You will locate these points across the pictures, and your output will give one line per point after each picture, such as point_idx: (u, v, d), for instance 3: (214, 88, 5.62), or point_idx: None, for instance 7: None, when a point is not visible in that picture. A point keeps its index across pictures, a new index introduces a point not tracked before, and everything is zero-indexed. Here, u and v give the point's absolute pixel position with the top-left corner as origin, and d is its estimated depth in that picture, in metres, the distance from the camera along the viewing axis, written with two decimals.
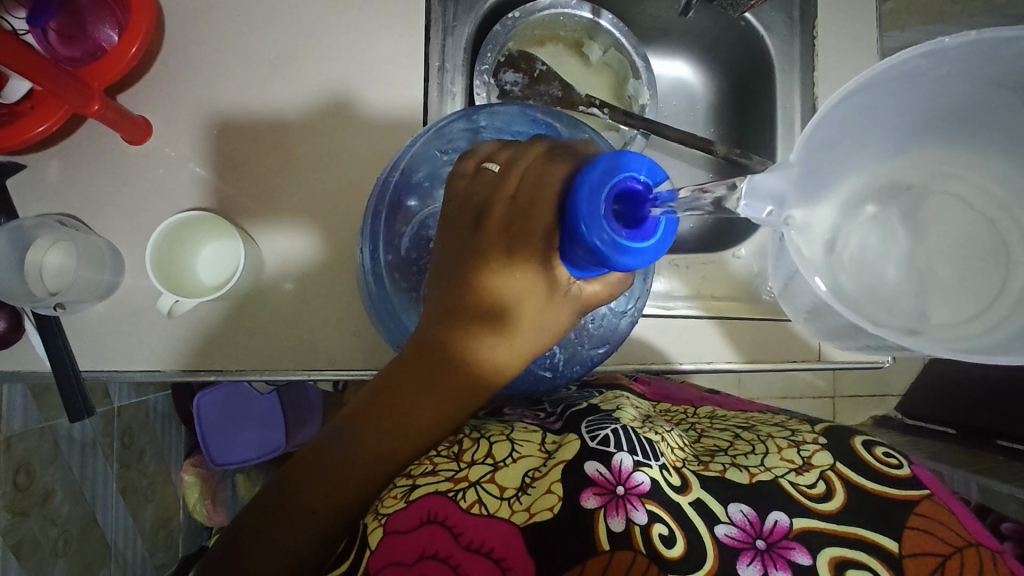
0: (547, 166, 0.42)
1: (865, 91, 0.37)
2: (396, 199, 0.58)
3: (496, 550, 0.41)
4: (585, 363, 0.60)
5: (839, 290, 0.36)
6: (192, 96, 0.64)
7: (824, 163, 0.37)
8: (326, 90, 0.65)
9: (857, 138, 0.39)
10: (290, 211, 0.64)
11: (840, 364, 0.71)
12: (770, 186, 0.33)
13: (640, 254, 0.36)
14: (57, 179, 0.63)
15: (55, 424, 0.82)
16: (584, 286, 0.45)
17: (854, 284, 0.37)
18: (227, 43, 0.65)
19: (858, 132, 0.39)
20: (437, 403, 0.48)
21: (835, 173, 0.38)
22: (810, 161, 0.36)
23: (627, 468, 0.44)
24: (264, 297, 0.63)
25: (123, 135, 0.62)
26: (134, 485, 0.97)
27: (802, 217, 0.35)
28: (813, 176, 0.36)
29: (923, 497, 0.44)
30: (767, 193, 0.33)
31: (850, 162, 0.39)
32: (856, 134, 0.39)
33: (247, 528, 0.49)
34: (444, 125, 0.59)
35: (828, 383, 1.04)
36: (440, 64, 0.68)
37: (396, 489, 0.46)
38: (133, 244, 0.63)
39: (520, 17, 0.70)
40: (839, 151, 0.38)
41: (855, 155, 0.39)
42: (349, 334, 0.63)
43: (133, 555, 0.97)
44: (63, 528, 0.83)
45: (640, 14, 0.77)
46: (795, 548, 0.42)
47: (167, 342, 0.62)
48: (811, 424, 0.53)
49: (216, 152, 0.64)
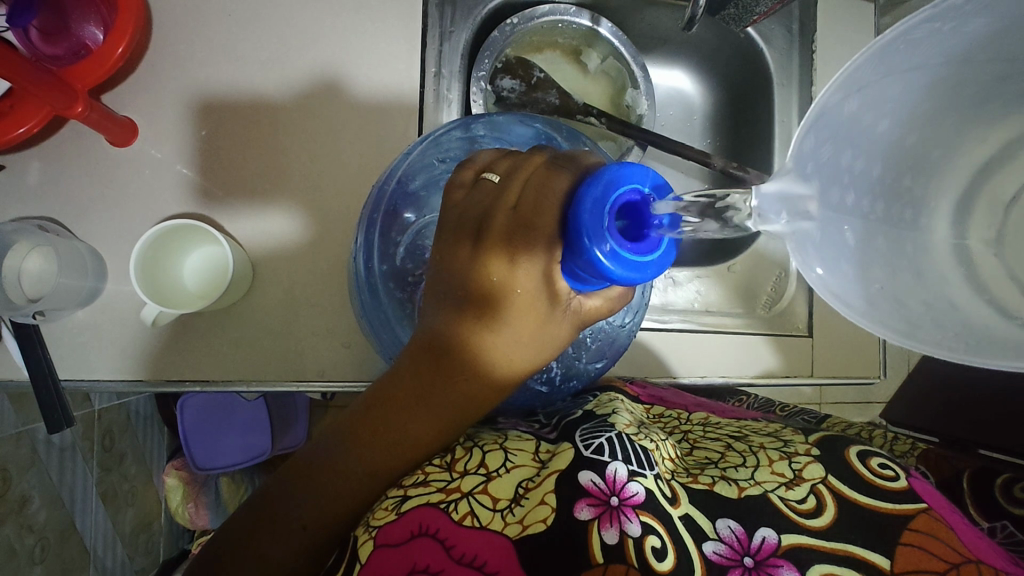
0: (547, 179, 0.41)
1: (873, 76, 0.31)
2: (391, 209, 0.57)
3: (489, 563, 0.40)
4: (582, 377, 0.60)
5: (953, 310, 0.30)
6: (180, 97, 0.63)
7: (859, 157, 0.32)
8: (319, 92, 0.64)
9: (897, 121, 0.32)
10: (280, 217, 0.63)
11: (827, 378, 0.72)
12: (795, 191, 0.31)
13: (643, 269, 0.35)
14: (37, 181, 0.61)
15: (33, 430, 0.80)
16: (583, 302, 0.44)
17: (983, 299, 0.29)
18: (216, 43, 0.63)
19: (897, 119, 0.32)
20: (430, 420, 0.47)
21: (886, 165, 0.32)
22: (829, 159, 0.32)
23: (622, 478, 0.43)
24: (252, 304, 0.62)
25: (106, 137, 0.60)
26: (114, 489, 0.94)
27: (847, 226, 0.32)
28: (854, 180, 0.32)
29: (919, 510, 0.43)
30: (779, 199, 0.31)
31: (898, 150, 0.32)
32: (904, 120, 0.32)
33: (231, 542, 0.48)
34: (440, 134, 0.58)
35: (814, 391, 1.06)
36: (436, 69, 0.66)
37: (387, 500, 0.45)
38: (117, 249, 0.61)
39: (518, 24, 0.69)
40: (874, 147, 0.32)
41: (922, 145, 0.32)
42: (340, 343, 0.62)
43: (112, 560, 0.95)
44: (40, 535, 0.81)
45: (639, 23, 0.76)
46: (784, 566, 0.42)
47: (151, 351, 0.60)
48: (805, 434, 0.52)
49: (203, 153, 0.62)
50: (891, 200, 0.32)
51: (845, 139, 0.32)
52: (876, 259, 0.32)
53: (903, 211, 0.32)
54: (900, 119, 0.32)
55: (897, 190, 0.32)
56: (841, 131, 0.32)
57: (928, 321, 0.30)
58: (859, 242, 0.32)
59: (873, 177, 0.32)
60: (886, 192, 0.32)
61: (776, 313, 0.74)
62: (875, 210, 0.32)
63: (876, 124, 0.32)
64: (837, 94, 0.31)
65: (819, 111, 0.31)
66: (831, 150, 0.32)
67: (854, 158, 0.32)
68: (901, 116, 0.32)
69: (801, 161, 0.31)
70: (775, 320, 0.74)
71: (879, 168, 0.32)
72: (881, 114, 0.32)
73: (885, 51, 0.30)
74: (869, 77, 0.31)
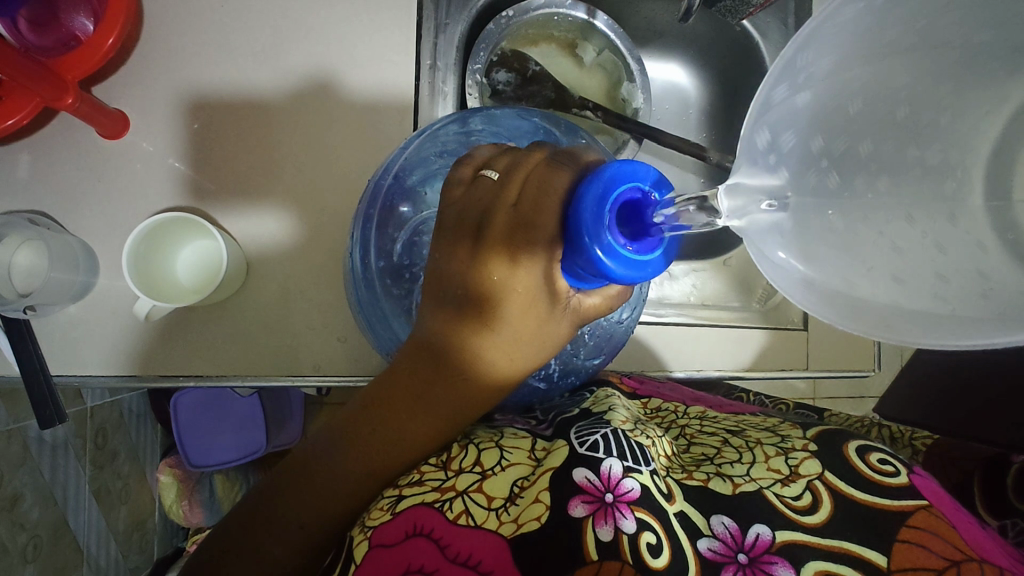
0: (549, 174, 0.41)
1: (817, 63, 0.32)
2: (388, 204, 0.56)
3: (484, 562, 0.40)
4: (580, 374, 0.60)
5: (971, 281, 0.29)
6: (172, 89, 0.62)
7: (844, 135, 0.33)
8: (311, 85, 0.63)
9: (877, 92, 0.32)
10: (273, 212, 0.62)
11: (822, 372, 0.73)
12: (750, 185, 0.31)
13: (643, 267, 0.35)
14: (27, 174, 0.60)
15: (24, 427, 0.79)
16: (582, 300, 0.44)
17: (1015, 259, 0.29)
18: (208, 34, 0.62)
19: (876, 97, 0.32)
20: (429, 421, 0.47)
21: (880, 136, 0.32)
22: (791, 147, 0.32)
23: (616, 474, 0.43)
24: (245, 299, 0.61)
25: (97, 129, 0.59)
26: (107, 486, 0.94)
27: (831, 209, 0.32)
28: (834, 162, 0.33)
29: (918, 507, 0.43)
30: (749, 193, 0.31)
31: (890, 124, 0.32)
32: (884, 99, 0.32)
33: (228, 539, 0.48)
34: (437, 129, 0.58)
35: (807, 386, 1.09)
36: (431, 62, 0.66)
37: (383, 500, 0.45)
38: (108, 244, 0.60)
39: (513, 16, 0.68)
40: (856, 124, 0.32)
41: (916, 115, 0.32)
42: (335, 338, 0.62)
43: (106, 558, 0.94)
44: (33, 533, 0.80)
45: (635, 16, 0.77)
46: (778, 563, 0.41)
47: (144, 346, 0.60)
48: (803, 429, 0.52)
49: (194, 147, 0.62)
50: (896, 175, 0.32)
51: (809, 128, 0.32)
52: (872, 240, 0.31)
53: (920, 179, 0.31)
54: (877, 99, 0.32)
55: (901, 162, 0.32)
56: (804, 120, 0.32)
57: (929, 293, 0.30)
58: (846, 225, 0.32)
59: (863, 154, 0.33)
60: (886, 165, 0.32)
61: (771, 307, 0.75)
62: (875, 188, 0.32)
63: (849, 104, 0.32)
64: (781, 88, 0.32)
65: (761, 104, 0.32)
66: (795, 138, 0.32)
67: (834, 141, 0.33)
68: (875, 96, 0.32)
69: (762, 153, 0.32)
70: (770, 314, 0.74)
71: (865, 146, 0.33)
72: (852, 95, 0.32)
73: (816, 33, 0.32)
74: (821, 66, 0.32)
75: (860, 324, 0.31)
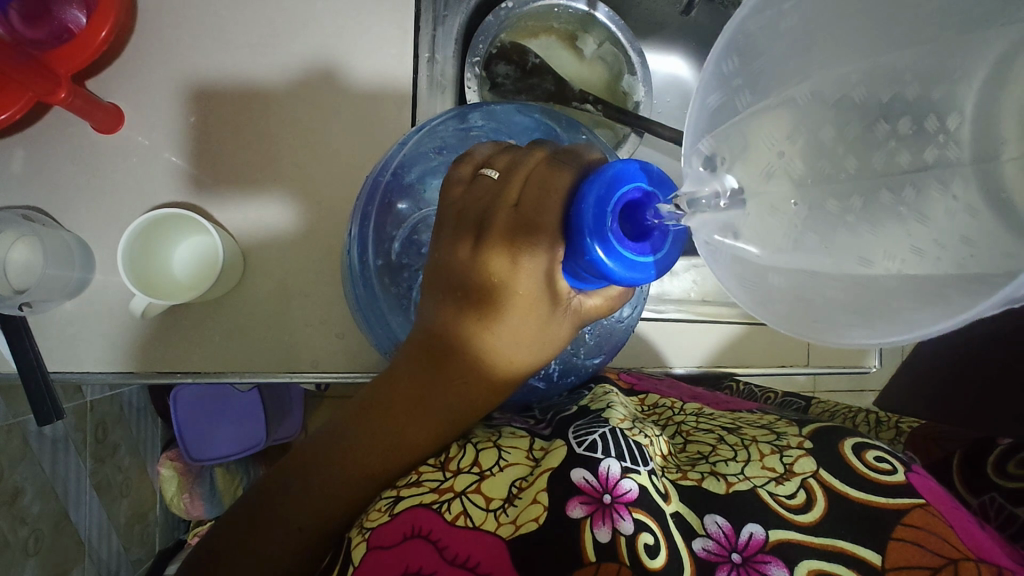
0: (550, 173, 0.41)
1: (751, 64, 0.33)
2: (385, 202, 0.56)
3: (482, 564, 0.40)
4: (580, 372, 0.60)
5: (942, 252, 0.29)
6: (166, 83, 0.61)
7: (803, 121, 0.32)
8: (308, 79, 0.63)
9: (825, 78, 0.32)
10: (268, 208, 0.62)
11: (823, 369, 0.73)
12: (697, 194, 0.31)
13: (645, 268, 0.34)
14: (22, 169, 0.60)
15: (23, 422, 0.79)
16: (583, 301, 0.44)
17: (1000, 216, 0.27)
18: (203, 26, 0.62)
19: (835, 82, 0.32)
20: (429, 425, 0.47)
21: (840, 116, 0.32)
22: (738, 145, 0.32)
23: (615, 475, 0.43)
24: (242, 295, 0.61)
25: (92, 123, 0.58)
26: (108, 479, 0.94)
27: (795, 198, 0.32)
28: (797, 150, 0.32)
29: (914, 505, 0.43)
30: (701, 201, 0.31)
31: (851, 105, 0.32)
32: (839, 87, 0.32)
33: (226, 539, 0.48)
34: (434, 125, 0.57)
35: (807, 381, 1.10)
36: (429, 54, 0.65)
37: (380, 501, 0.45)
38: (104, 240, 0.60)
39: (513, 8, 0.67)
40: (811, 110, 0.32)
41: (876, 94, 0.32)
42: (333, 335, 0.61)
43: (108, 552, 0.94)
44: (34, 526, 0.81)
45: (637, 7, 0.75)
46: (772, 562, 0.41)
47: (141, 343, 0.59)
48: (798, 426, 0.51)
49: (190, 141, 0.61)
50: (867, 156, 0.32)
51: (761, 122, 0.32)
52: (835, 227, 0.31)
53: (886, 161, 0.31)
54: (831, 83, 0.32)
55: (869, 143, 0.32)
56: (752, 118, 0.32)
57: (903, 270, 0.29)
58: (810, 213, 0.32)
59: (823, 142, 0.32)
60: (853, 148, 0.32)
61: None
62: (846, 169, 0.32)
63: (795, 92, 0.33)
64: (713, 96, 0.33)
65: (696, 113, 0.33)
66: (746, 134, 0.32)
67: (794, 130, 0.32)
68: (832, 83, 0.32)
69: (707, 155, 0.32)
70: None
71: (827, 132, 0.32)
72: (798, 82, 0.33)
73: (736, 39, 0.33)
74: (753, 69, 0.33)
75: (790, 321, 0.33)
